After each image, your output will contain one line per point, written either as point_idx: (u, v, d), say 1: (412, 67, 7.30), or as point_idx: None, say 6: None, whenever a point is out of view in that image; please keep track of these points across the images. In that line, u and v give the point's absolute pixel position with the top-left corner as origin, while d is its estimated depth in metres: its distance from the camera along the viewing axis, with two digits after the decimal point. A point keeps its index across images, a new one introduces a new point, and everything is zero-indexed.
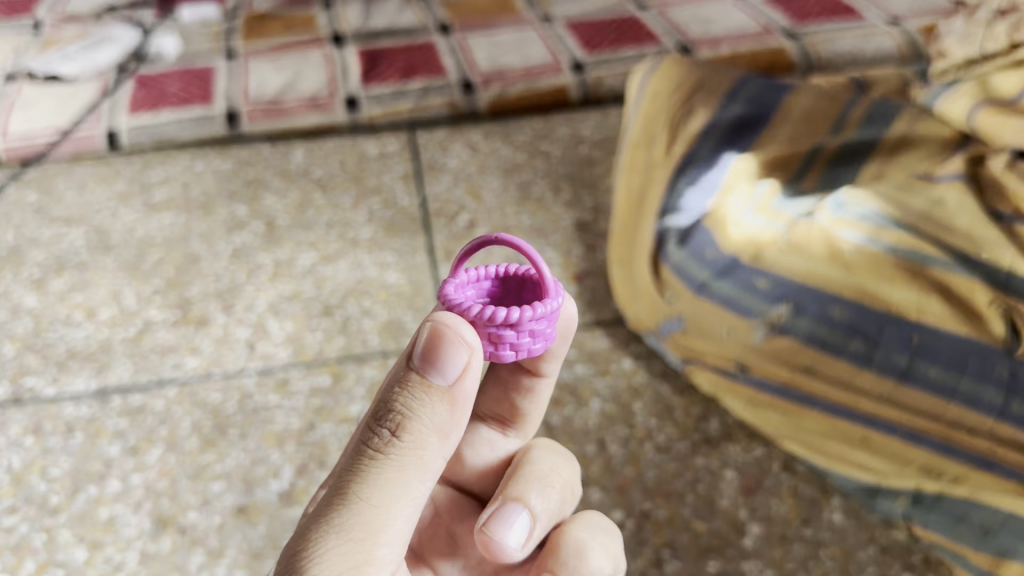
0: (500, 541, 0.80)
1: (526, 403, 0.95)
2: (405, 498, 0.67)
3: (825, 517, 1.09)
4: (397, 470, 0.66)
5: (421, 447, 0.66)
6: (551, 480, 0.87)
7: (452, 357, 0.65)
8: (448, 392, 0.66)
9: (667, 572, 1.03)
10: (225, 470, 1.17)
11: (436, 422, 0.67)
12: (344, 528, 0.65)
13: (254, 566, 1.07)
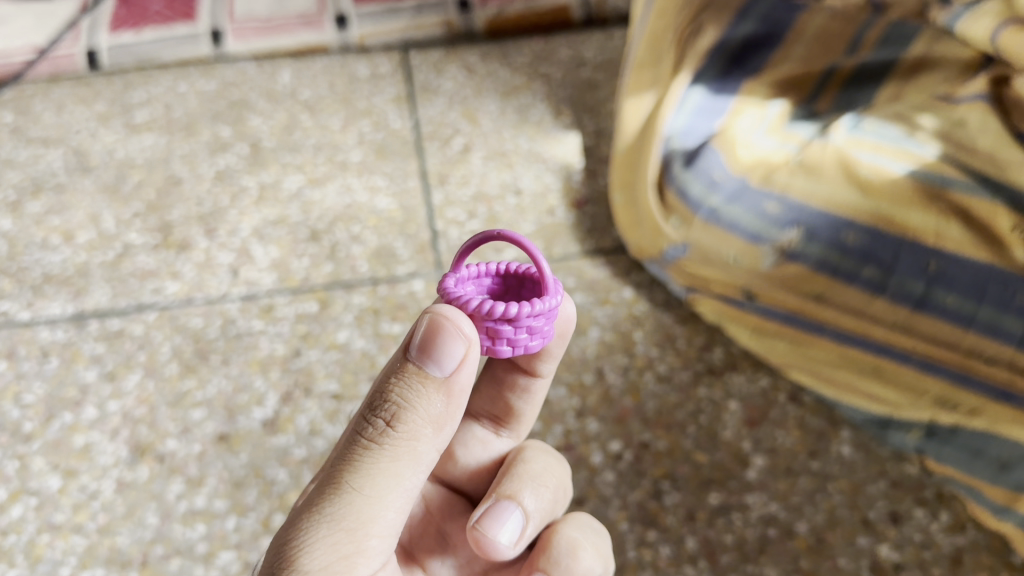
0: (492, 538, 0.76)
1: (522, 401, 0.90)
2: (399, 489, 0.65)
3: (833, 450, 1.03)
4: (390, 461, 0.64)
5: (416, 439, 0.64)
6: (546, 480, 0.83)
7: (449, 350, 0.62)
8: (444, 384, 0.63)
9: (666, 504, 0.98)
10: (205, 397, 1.12)
11: (432, 414, 0.64)
12: (333, 518, 0.64)
13: (235, 496, 1.02)
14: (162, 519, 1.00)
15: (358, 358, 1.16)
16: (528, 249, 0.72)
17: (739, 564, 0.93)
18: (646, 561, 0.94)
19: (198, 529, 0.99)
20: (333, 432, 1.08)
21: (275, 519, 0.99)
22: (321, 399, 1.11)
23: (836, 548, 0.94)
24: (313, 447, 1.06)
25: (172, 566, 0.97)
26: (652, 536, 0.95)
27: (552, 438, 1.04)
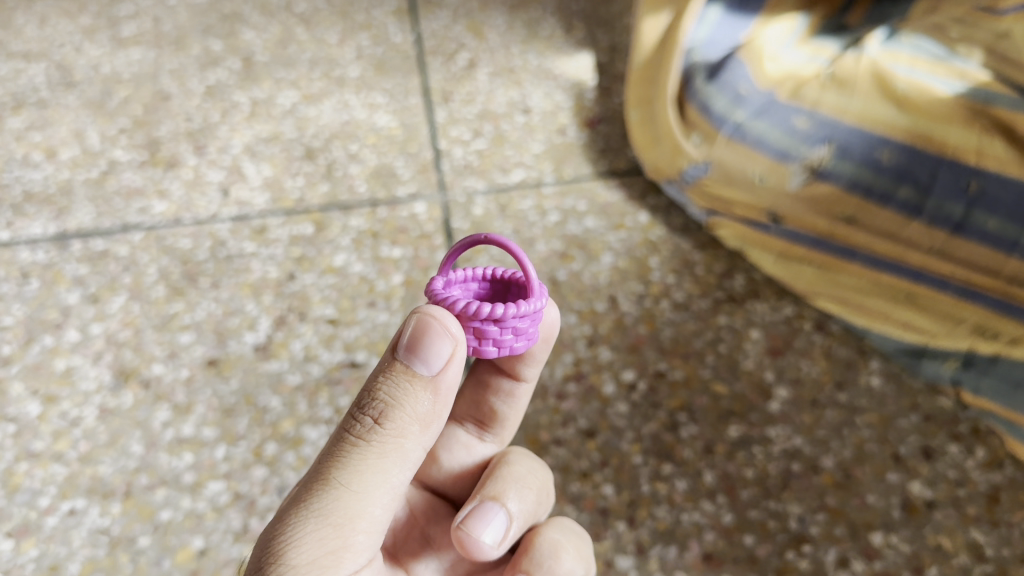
0: (475, 536, 0.68)
1: (509, 405, 0.83)
2: (386, 488, 0.59)
3: (861, 382, 0.97)
4: (379, 457, 0.58)
5: (404, 436, 0.58)
6: (529, 482, 0.76)
7: (436, 347, 0.57)
8: (433, 384, 0.58)
9: (682, 437, 0.92)
10: (194, 321, 1.06)
11: (422, 411, 0.58)
12: (319, 513, 0.57)
13: (225, 424, 0.96)
14: (147, 448, 0.94)
15: (355, 283, 1.09)
16: (516, 253, 0.65)
17: (761, 499, 0.87)
18: (661, 496, 0.87)
19: (185, 459, 0.93)
20: (329, 358, 1.01)
21: (267, 448, 0.93)
22: (317, 324, 1.05)
23: (865, 484, 0.88)
24: (307, 373, 1.00)
25: (156, 496, 0.90)
26: (667, 470, 0.89)
27: (561, 367, 0.98)
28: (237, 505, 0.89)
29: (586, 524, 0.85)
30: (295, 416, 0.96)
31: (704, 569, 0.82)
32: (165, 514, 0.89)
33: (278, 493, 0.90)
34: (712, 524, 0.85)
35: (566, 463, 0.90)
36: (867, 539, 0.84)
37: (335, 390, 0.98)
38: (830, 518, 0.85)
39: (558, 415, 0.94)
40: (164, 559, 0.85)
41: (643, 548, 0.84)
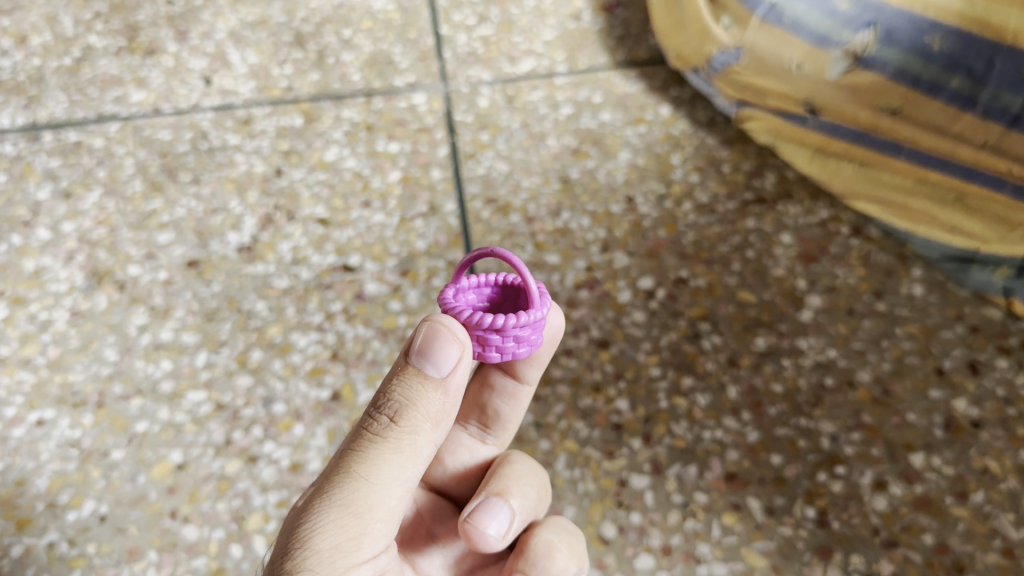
0: (481, 529, 0.62)
1: (511, 404, 0.71)
2: (403, 483, 0.55)
3: (901, 291, 0.88)
4: (396, 453, 0.54)
5: (418, 433, 0.54)
6: (533, 480, 0.68)
7: (445, 347, 0.52)
8: (445, 384, 0.54)
9: (705, 348, 0.84)
10: (173, 219, 0.98)
11: (438, 406, 0.54)
12: (339, 503, 0.53)
13: (206, 329, 0.88)
14: (122, 355, 0.87)
15: (348, 179, 1.00)
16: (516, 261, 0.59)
17: (790, 416, 0.79)
18: (680, 412, 0.80)
19: (163, 366, 0.86)
20: (320, 261, 0.93)
21: (252, 356, 0.85)
22: (306, 225, 0.96)
23: (905, 401, 0.80)
24: (296, 278, 0.91)
25: (131, 407, 0.83)
26: (687, 384, 0.81)
27: (573, 273, 0.90)
28: (219, 416, 0.82)
29: (598, 441, 0.78)
30: (282, 322, 0.88)
31: (727, 490, 0.75)
32: (141, 426, 0.82)
33: (263, 404, 0.82)
34: (736, 442, 0.77)
35: (577, 376, 0.82)
36: (907, 461, 0.76)
37: (326, 295, 0.90)
38: (866, 438, 0.77)
39: (569, 324, 0.86)
40: (139, 473, 0.78)
41: (660, 467, 0.76)
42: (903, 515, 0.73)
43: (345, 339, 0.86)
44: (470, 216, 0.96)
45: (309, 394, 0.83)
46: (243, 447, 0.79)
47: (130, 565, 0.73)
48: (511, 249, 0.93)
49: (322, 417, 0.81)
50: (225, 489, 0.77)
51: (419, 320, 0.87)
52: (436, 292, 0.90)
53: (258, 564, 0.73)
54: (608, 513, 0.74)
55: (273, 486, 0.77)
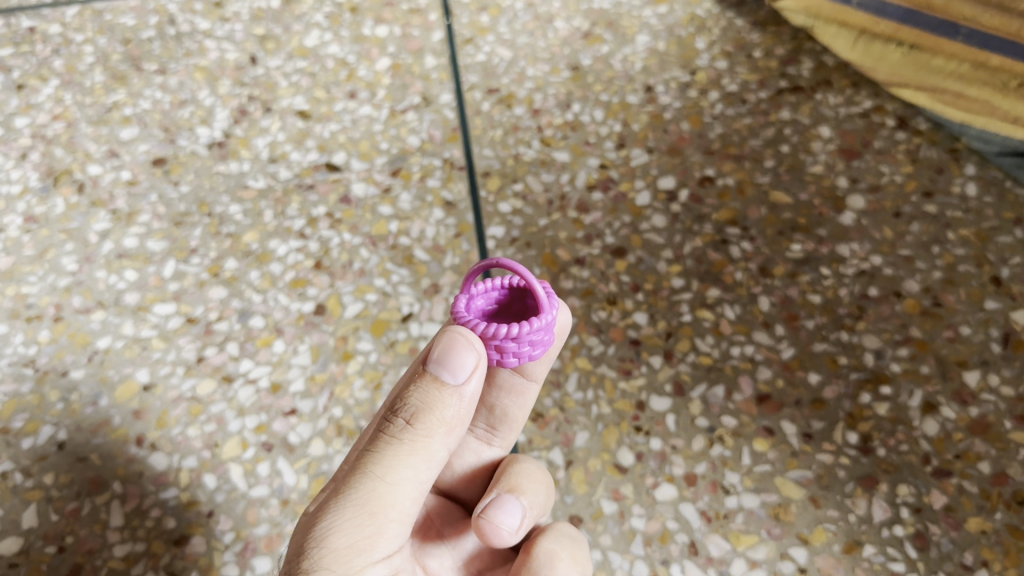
0: (495, 526, 0.55)
1: (517, 400, 0.62)
2: (418, 488, 0.49)
3: (953, 192, 0.78)
4: (412, 455, 0.48)
5: (434, 436, 0.48)
6: (544, 478, 0.59)
7: (461, 352, 0.47)
8: (463, 390, 0.48)
9: (733, 256, 0.74)
10: (137, 113, 0.88)
11: (456, 410, 0.49)
12: (353, 502, 0.47)
13: (174, 235, 0.79)
14: (81, 264, 0.78)
15: (331, 66, 0.90)
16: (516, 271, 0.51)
17: (830, 330, 0.70)
18: (705, 326, 0.71)
19: (127, 277, 0.77)
20: (300, 158, 0.83)
21: (227, 265, 0.76)
22: (284, 117, 0.86)
23: (959, 313, 0.71)
24: (274, 178, 0.82)
25: (92, 321, 0.74)
26: (714, 296, 0.72)
27: (584, 172, 0.81)
28: (190, 331, 0.73)
29: (614, 359, 0.70)
30: (259, 227, 0.78)
31: (759, 414, 0.67)
32: (104, 342, 0.73)
33: (239, 318, 0.73)
34: (768, 360, 0.69)
35: (589, 288, 0.73)
36: (960, 381, 0.67)
37: (308, 197, 0.80)
38: (915, 354, 0.69)
39: (581, 230, 0.77)
40: (102, 395, 0.70)
41: (683, 388, 0.68)
42: (956, 441, 0.65)
43: (330, 245, 0.77)
44: (470, 109, 0.86)
45: (290, 308, 0.74)
46: (216, 366, 0.71)
47: (92, 497, 0.66)
48: (515, 145, 0.83)
49: (305, 333, 0.72)
50: (197, 414, 0.69)
51: (412, 225, 0.78)
52: (430, 194, 0.80)
53: (234, 496, 0.65)
54: (625, 440, 0.66)
55: (250, 410, 0.69)
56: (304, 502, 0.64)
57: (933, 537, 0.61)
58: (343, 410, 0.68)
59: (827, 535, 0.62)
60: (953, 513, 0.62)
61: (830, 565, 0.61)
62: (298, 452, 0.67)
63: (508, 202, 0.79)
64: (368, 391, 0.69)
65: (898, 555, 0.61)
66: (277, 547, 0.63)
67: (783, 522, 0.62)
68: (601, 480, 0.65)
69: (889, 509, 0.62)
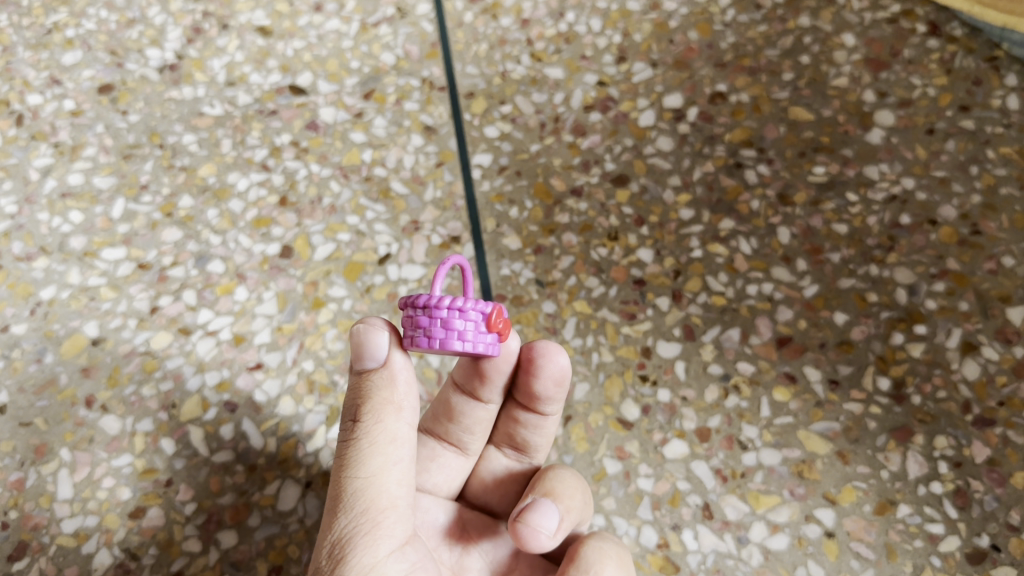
0: (532, 529, 0.46)
1: (535, 433, 0.55)
2: (402, 471, 0.43)
3: (992, 105, 0.68)
4: (373, 443, 0.42)
5: (388, 418, 0.42)
6: (581, 483, 0.51)
7: (365, 335, 0.42)
8: (391, 364, 0.43)
9: (748, 182, 0.67)
10: (80, 35, 0.78)
11: (400, 385, 0.43)
12: (343, 512, 0.42)
13: (123, 171, 0.70)
14: (21, 206, 0.70)
15: None
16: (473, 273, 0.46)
17: (858, 264, 0.63)
18: (718, 263, 0.63)
19: (72, 218, 0.69)
20: (261, 81, 0.74)
21: (182, 203, 0.68)
22: (243, 36, 0.77)
23: (1001, 242, 0.63)
24: (232, 103, 0.73)
25: (34, 270, 0.67)
26: (727, 228, 0.65)
27: (580, 91, 0.72)
28: (142, 279, 0.65)
29: (615, 302, 0.62)
30: (216, 159, 0.70)
31: (778, 360, 0.60)
32: (47, 293, 0.66)
33: (195, 263, 0.66)
34: (789, 299, 0.62)
35: (588, 222, 0.66)
36: (1004, 318, 0.60)
37: (271, 123, 0.72)
38: (952, 289, 0.61)
39: (577, 156, 0.69)
40: (47, 352, 0.63)
41: (693, 332, 0.61)
42: (1000, 386, 0.58)
43: (295, 178, 0.69)
44: (451, 20, 0.77)
45: (253, 250, 0.66)
46: (172, 317, 0.64)
47: (37, 467, 0.59)
48: (502, 61, 0.74)
49: (270, 278, 0.65)
50: (152, 371, 0.62)
51: (389, 154, 0.70)
52: (408, 118, 0.71)
53: (196, 463, 0.58)
54: (630, 392, 0.59)
55: (211, 365, 0.62)
56: (273, 468, 0.58)
57: (975, 494, 0.55)
58: (315, 364, 0.61)
59: (857, 494, 0.55)
60: (997, 467, 0.55)
61: (860, 528, 0.54)
62: (266, 412, 0.60)
63: (495, 126, 0.71)
64: (342, 342, 0.62)
65: (937, 516, 0.54)
66: (244, 519, 0.57)
67: (808, 481, 0.56)
68: (604, 438, 0.58)
69: (925, 464, 0.56)
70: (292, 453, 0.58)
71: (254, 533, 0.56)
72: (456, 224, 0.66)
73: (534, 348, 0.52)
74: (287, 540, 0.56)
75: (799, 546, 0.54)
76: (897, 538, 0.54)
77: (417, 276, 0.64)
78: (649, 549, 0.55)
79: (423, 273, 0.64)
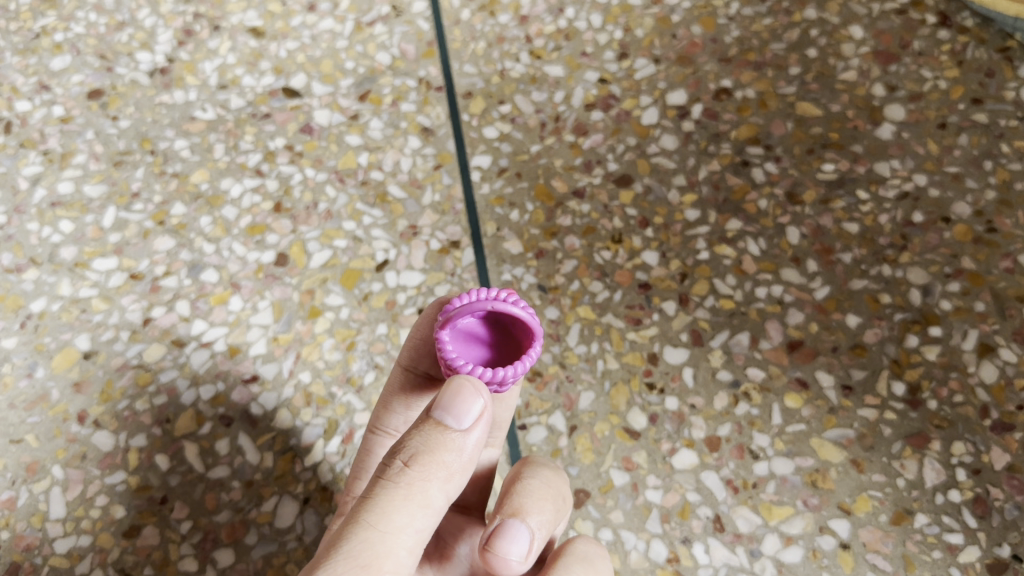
0: (502, 557, 0.42)
1: (497, 404, 0.53)
2: (417, 541, 0.39)
3: (1005, 98, 0.66)
4: (409, 501, 0.38)
5: (434, 482, 0.38)
6: (553, 490, 0.46)
7: (467, 395, 0.38)
8: (468, 438, 0.39)
9: (755, 180, 0.65)
10: (69, 39, 0.77)
11: (463, 459, 0.39)
12: (342, 555, 0.37)
13: (114, 178, 0.69)
14: (11, 216, 0.68)
15: None
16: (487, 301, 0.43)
17: (869, 265, 0.61)
18: (725, 265, 0.62)
19: (62, 228, 0.67)
20: (253, 84, 0.72)
21: (174, 212, 0.67)
22: (236, 37, 0.75)
23: (1017, 239, 0.61)
24: (224, 106, 0.71)
25: (24, 282, 0.65)
26: (735, 228, 0.63)
27: (582, 89, 0.70)
28: (134, 289, 0.64)
29: (620, 307, 0.61)
30: (209, 165, 0.69)
31: (790, 365, 0.58)
32: (38, 305, 0.64)
33: (189, 272, 0.64)
34: (800, 301, 0.60)
35: (591, 225, 0.64)
36: (1022, 318, 0.58)
37: (264, 127, 0.70)
38: (968, 289, 0.59)
39: (579, 156, 0.67)
40: (38, 366, 0.62)
41: (701, 337, 0.59)
42: (1019, 389, 0.56)
43: (290, 183, 0.67)
44: (447, 18, 0.75)
45: (247, 259, 0.64)
46: (165, 328, 0.62)
47: (28, 485, 0.57)
48: (500, 60, 0.72)
49: (265, 287, 0.63)
50: (145, 385, 0.60)
51: (385, 157, 0.68)
52: (405, 119, 0.70)
53: (191, 479, 0.57)
54: (636, 400, 0.58)
55: (205, 378, 0.60)
56: (270, 484, 0.56)
57: (994, 502, 0.53)
58: (312, 375, 0.60)
59: (873, 503, 0.53)
60: (1018, 474, 0.53)
61: (876, 539, 0.53)
62: (262, 425, 0.58)
63: (495, 126, 0.69)
64: (340, 352, 0.60)
65: (956, 525, 0.52)
66: (241, 537, 0.55)
67: (821, 491, 0.54)
68: (611, 448, 0.56)
69: (943, 472, 0.54)
70: (290, 468, 0.57)
71: (251, 551, 0.55)
72: (455, 228, 0.65)
73: None
74: (285, 558, 0.54)
75: (814, 558, 0.52)
76: (914, 549, 0.52)
77: (415, 282, 0.62)
78: (658, 563, 0.53)
79: (422, 279, 0.63)
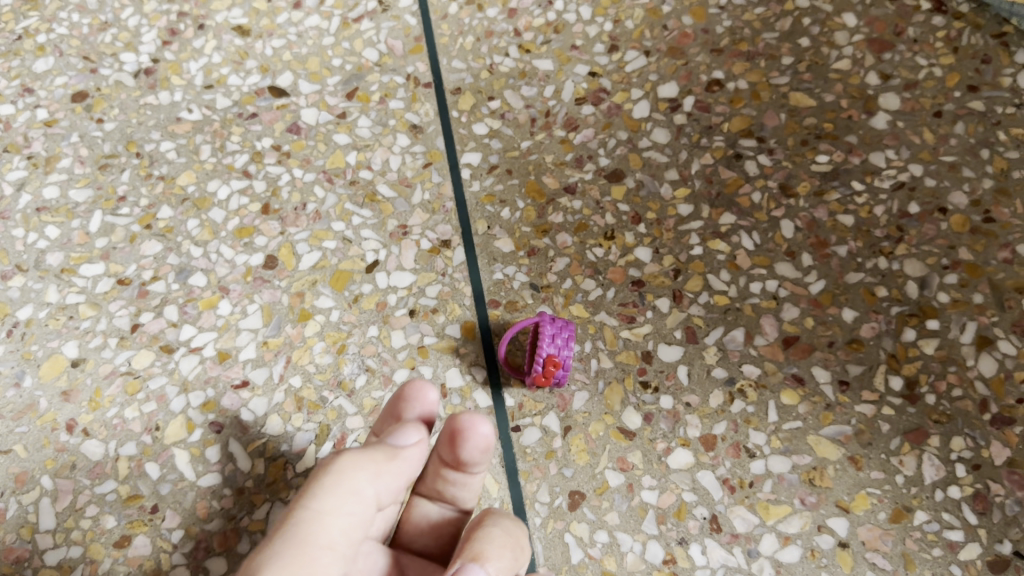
0: None
1: (463, 487, 0.51)
2: (348, 524, 0.45)
3: (1002, 84, 0.65)
4: (343, 480, 0.45)
5: (366, 469, 0.46)
6: (514, 538, 0.46)
7: (406, 433, 0.50)
8: (405, 452, 0.49)
9: (749, 173, 0.64)
10: (52, 41, 0.76)
11: (399, 464, 0.48)
12: (287, 529, 0.43)
13: (99, 182, 0.68)
14: None
15: None
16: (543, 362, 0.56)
17: (865, 257, 0.60)
18: (719, 260, 0.61)
19: (48, 233, 0.66)
20: (239, 84, 0.71)
21: (161, 216, 0.66)
22: (221, 37, 0.74)
23: (1015, 229, 0.60)
24: (210, 107, 0.70)
25: (10, 289, 0.64)
26: (728, 223, 0.62)
27: (572, 83, 0.69)
28: (122, 295, 0.63)
29: (613, 305, 0.60)
30: (195, 166, 0.68)
31: (785, 360, 0.57)
32: (24, 313, 0.63)
33: (176, 276, 0.63)
34: (795, 296, 0.59)
35: (582, 222, 0.63)
36: (1020, 310, 0.57)
37: (251, 127, 0.69)
38: (965, 280, 0.59)
39: (570, 152, 0.66)
40: (25, 375, 0.61)
41: (695, 335, 0.58)
42: (1018, 382, 0.55)
43: (278, 184, 0.66)
44: (434, 13, 0.74)
45: (235, 262, 0.64)
46: (154, 334, 0.61)
47: (17, 496, 0.57)
48: (489, 54, 0.71)
49: (254, 290, 0.62)
50: (135, 392, 0.59)
51: (374, 155, 0.67)
52: (393, 117, 0.69)
53: (182, 487, 0.56)
54: (631, 399, 0.57)
55: (195, 384, 0.59)
56: (262, 491, 0.56)
57: (995, 498, 0.52)
58: (303, 380, 0.59)
59: (872, 501, 0.53)
60: (1018, 469, 0.53)
61: (875, 537, 0.52)
62: (253, 432, 0.58)
63: (484, 123, 0.68)
64: (330, 356, 0.60)
65: (956, 522, 0.52)
66: (234, 546, 0.54)
67: (819, 489, 0.54)
68: (606, 449, 0.56)
69: (942, 468, 0.53)
70: (282, 475, 0.56)
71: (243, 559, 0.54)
72: (445, 227, 0.64)
73: (460, 416, 0.49)
74: None
75: (812, 558, 0.52)
76: (914, 547, 0.52)
77: (406, 283, 0.62)
78: (655, 565, 0.53)
79: (413, 280, 0.62)
